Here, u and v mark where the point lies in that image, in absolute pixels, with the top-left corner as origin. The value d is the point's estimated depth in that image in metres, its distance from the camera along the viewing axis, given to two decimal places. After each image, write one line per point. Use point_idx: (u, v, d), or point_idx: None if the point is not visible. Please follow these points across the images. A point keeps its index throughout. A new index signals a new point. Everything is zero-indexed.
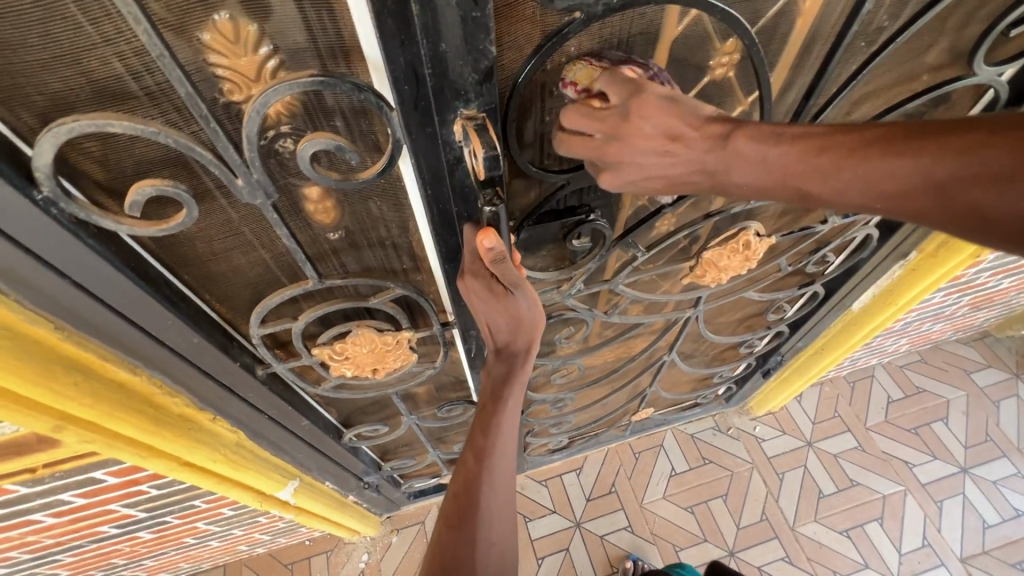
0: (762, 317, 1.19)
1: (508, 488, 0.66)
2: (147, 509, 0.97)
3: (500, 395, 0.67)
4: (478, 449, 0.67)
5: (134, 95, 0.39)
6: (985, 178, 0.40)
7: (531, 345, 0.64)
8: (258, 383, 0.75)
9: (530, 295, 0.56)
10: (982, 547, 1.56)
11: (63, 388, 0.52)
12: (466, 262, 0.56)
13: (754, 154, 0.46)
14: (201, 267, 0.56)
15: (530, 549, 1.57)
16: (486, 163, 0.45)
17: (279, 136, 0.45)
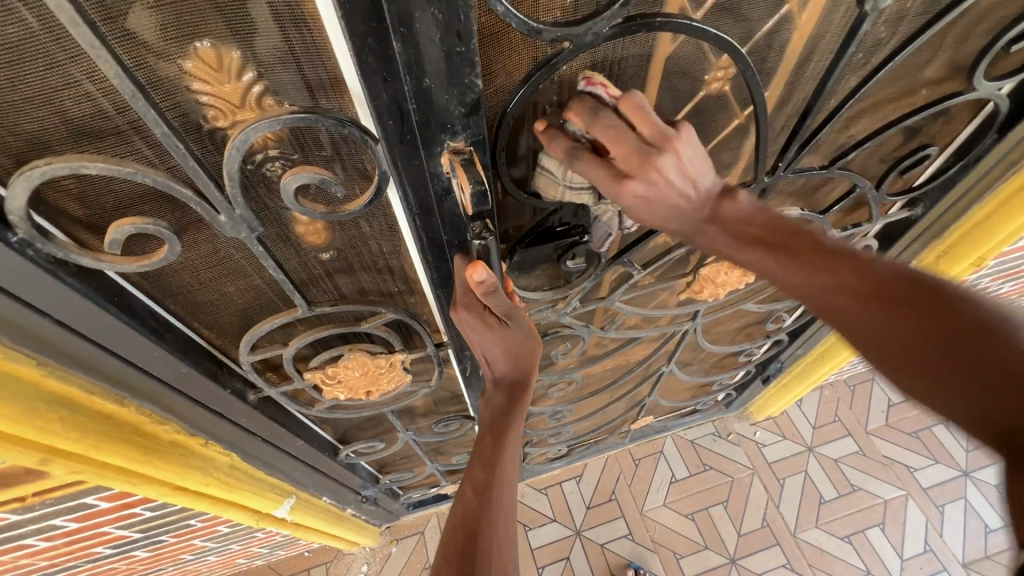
0: (761, 326, 1.18)
1: (510, 522, 0.65)
2: (142, 529, 0.96)
3: (500, 428, 0.68)
4: (478, 481, 0.66)
5: (125, 131, 0.38)
6: (900, 306, 0.44)
7: (529, 373, 0.65)
8: (250, 407, 0.74)
9: (524, 322, 0.58)
10: (985, 552, 1.55)
11: (47, 422, 0.51)
12: (457, 293, 0.55)
13: (738, 215, 0.51)
14: (187, 297, 0.55)
15: (530, 558, 1.57)
16: (474, 198, 0.44)
17: (266, 159, 0.43)
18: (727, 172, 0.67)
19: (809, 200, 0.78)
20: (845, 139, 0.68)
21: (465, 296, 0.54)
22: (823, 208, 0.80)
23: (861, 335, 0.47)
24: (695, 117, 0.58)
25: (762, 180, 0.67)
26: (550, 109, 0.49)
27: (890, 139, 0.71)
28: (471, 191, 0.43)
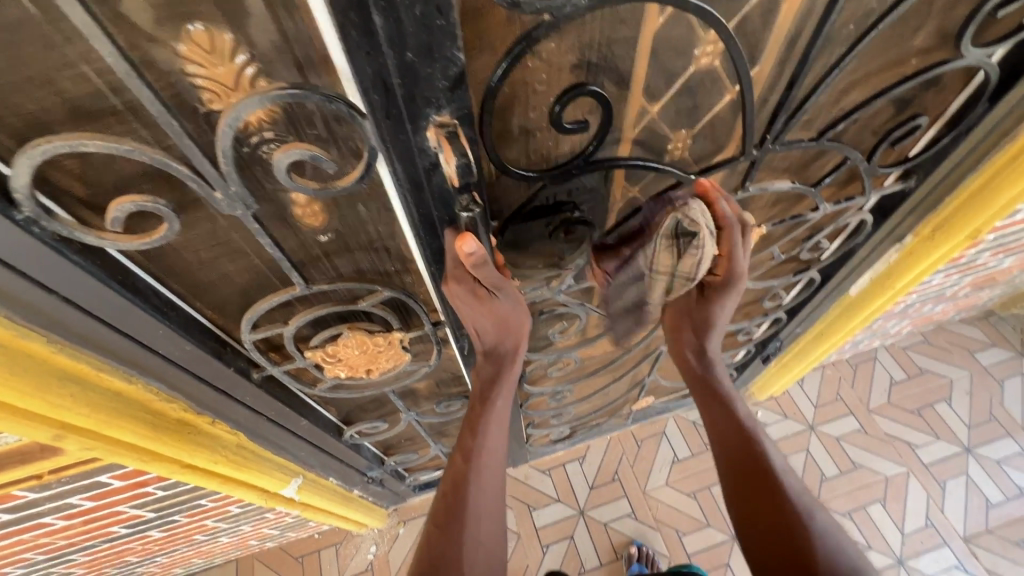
0: (759, 304, 1.19)
1: (497, 487, 0.70)
2: (155, 509, 0.99)
3: (488, 396, 0.72)
4: (466, 448, 0.70)
5: (121, 111, 0.39)
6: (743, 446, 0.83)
7: (518, 343, 0.71)
8: (254, 386, 0.76)
9: (513, 296, 0.63)
10: (985, 526, 1.56)
11: (60, 398, 0.53)
12: (448, 267, 0.58)
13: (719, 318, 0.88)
14: (190, 276, 0.57)
15: (534, 537, 1.60)
16: (459, 170, 0.47)
17: (262, 137, 0.44)
18: (718, 148, 0.67)
19: (802, 174, 0.78)
20: (835, 112, 0.68)
21: (455, 269, 0.57)
22: (815, 181, 0.80)
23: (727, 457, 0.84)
24: (683, 94, 0.58)
25: (750, 153, 0.68)
26: (541, 86, 0.50)
27: (881, 111, 0.71)
28: (456, 164, 0.47)
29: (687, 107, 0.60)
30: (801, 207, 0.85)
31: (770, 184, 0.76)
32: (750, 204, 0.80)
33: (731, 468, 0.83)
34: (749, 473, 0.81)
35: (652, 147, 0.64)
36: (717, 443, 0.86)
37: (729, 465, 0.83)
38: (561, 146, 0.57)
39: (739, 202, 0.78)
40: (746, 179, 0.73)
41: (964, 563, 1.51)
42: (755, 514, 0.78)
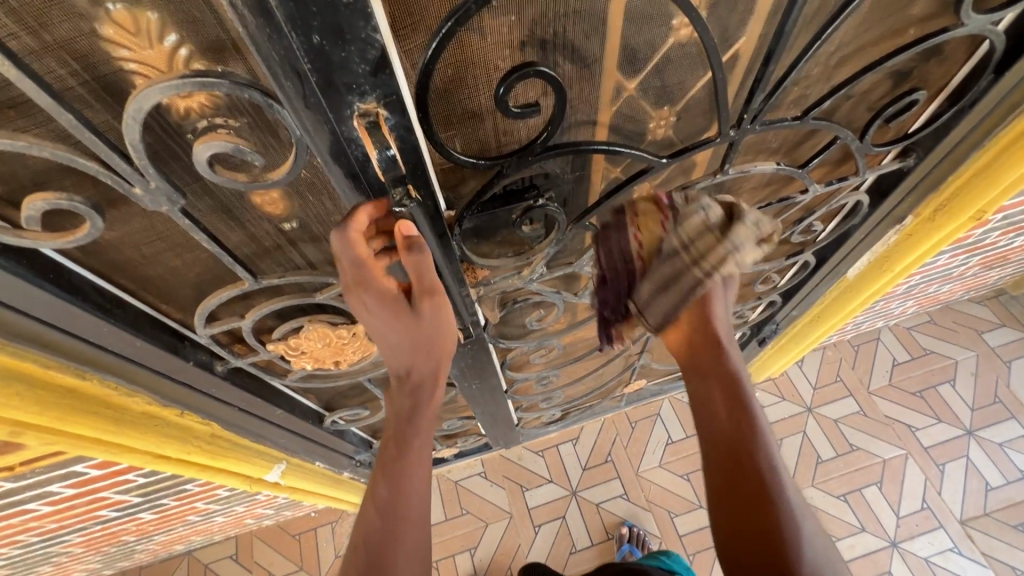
0: (751, 287, 1.15)
1: (421, 537, 0.63)
2: (141, 494, 1.00)
3: (404, 434, 0.65)
4: (382, 498, 0.63)
5: (24, 102, 0.36)
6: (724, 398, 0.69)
7: (437, 368, 0.67)
8: (219, 378, 0.75)
9: (438, 308, 0.61)
10: (983, 509, 1.53)
11: (8, 398, 0.51)
12: (352, 278, 0.56)
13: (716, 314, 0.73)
14: (134, 272, 0.55)
15: (527, 517, 1.62)
16: (382, 163, 0.45)
17: (216, 119, 0.42)
18: (694, 128, 0.62)
19: (790, 155, 0.73)
20: (823, 87, 0.63)
21: (361, 278, 0.56)
22: (804, 162, 0.75)
23: (708, 408, 0.70)
24: (651, 74, 0.54)
25: (727, 135, 0.61)
26: (502, 62, 0.46)
27: (874, 86, 0.66)
28: (379, 157, 0.45)
29: (659, 85, 0.55)
30: (790, 188, 0.81)
31: (752, 167, 0.70)
32: (735, 186, 0.75)
33: (728, 484, 0.65)
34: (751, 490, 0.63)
35: (621, 128, 0.59)
36: (710, 450, 0.69)
37: (726, 479, 0.66)
38: (518, 128, 0.53)
39: (721, 185, 0.73)
40: (726, 162, 0.67)
41: (959, 546, 1.50)
42: (745, 518, 0.63)
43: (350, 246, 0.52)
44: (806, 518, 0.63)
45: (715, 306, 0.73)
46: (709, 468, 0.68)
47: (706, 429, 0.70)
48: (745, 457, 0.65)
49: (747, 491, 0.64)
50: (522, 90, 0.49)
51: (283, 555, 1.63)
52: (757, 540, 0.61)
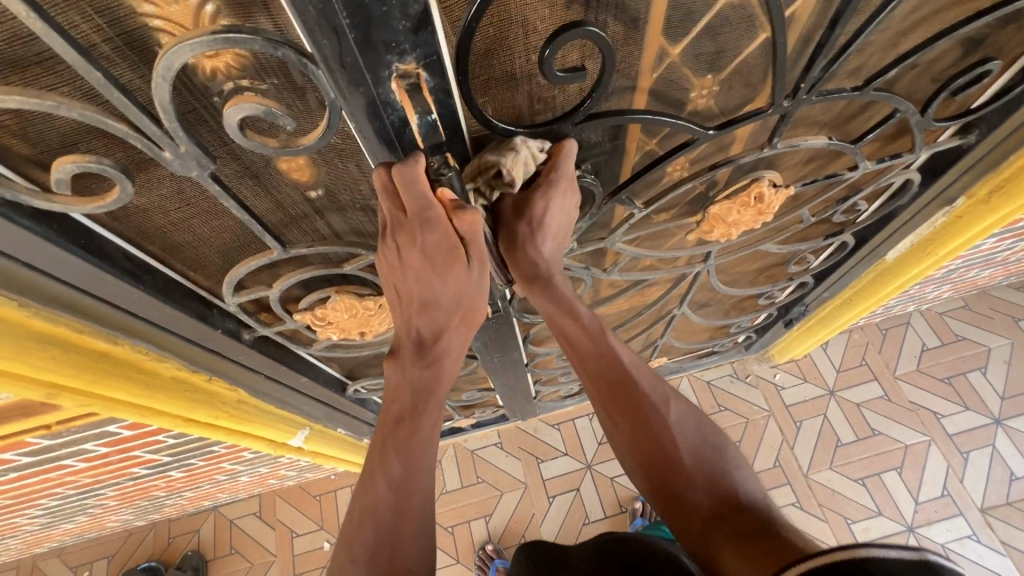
0: (783, 267, 1.11)
1: (428, 515, 0.61)
2: (170, 453, 1.03)
3: (419, 409, 0.62)
4: (393, 474, 0.60)
5: (49, 58, 0.35)
6: (591, 348, 0.71)
7: (463, 340, 0.64)
8: (246, 346, 0.76)
9: (483, 273, 0.58)
10: (1006, 499, 1.50)
11: (47, 363, 0.51)
12: (416, 213, 0.48)
13: (555, 233, 0.62)
14: (164, 238, 0.54)
15: (541, 487, 1.64)
16: (422, 129, 0.44)
17: (243, 82, 0.40)
18: (744, 98, 0.58)
19: (842, 129, 0.68)
20: (889, 55, 0.58)
21: (425, 215, 0.48)
22: (856, 137, 0.70)
23: (587, 365, 0.72)
24: (704, 38, 0.50)
25: (780, 106, 0.58)
26: (543, 24, 0.43)
27: (944, 54, 0.61)
28: (419, 123, 0.44)
29: (710, 50, 0.51)
30: (837, 164, 0.76)
31: (805, 141, 0.65)
32: (779, 161, 0.71)
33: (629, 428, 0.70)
34: (642, 428, 0.69)
35: (666, 98, 0.56)
36: (604, 400, 0.72)
37: (626, 424, 0.70)
38: (557, 94, 0.50)
39: (765, 160, 0.69)
40: (775, 136, 0.63)
41: (978, 534, 1.47)
42: (646, 458, 0.68)
43: (418, 187, 0.45)
44: (684, 419, 0.70)
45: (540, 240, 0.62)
46: (608, 415, 0.72)
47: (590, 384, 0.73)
48: (630, 398, 0.70)
49: (641, 430, 0.69)
50: (563, 54, 0.46)
51: (303, 514, 1.68)
52: (650, 460, 0.68)
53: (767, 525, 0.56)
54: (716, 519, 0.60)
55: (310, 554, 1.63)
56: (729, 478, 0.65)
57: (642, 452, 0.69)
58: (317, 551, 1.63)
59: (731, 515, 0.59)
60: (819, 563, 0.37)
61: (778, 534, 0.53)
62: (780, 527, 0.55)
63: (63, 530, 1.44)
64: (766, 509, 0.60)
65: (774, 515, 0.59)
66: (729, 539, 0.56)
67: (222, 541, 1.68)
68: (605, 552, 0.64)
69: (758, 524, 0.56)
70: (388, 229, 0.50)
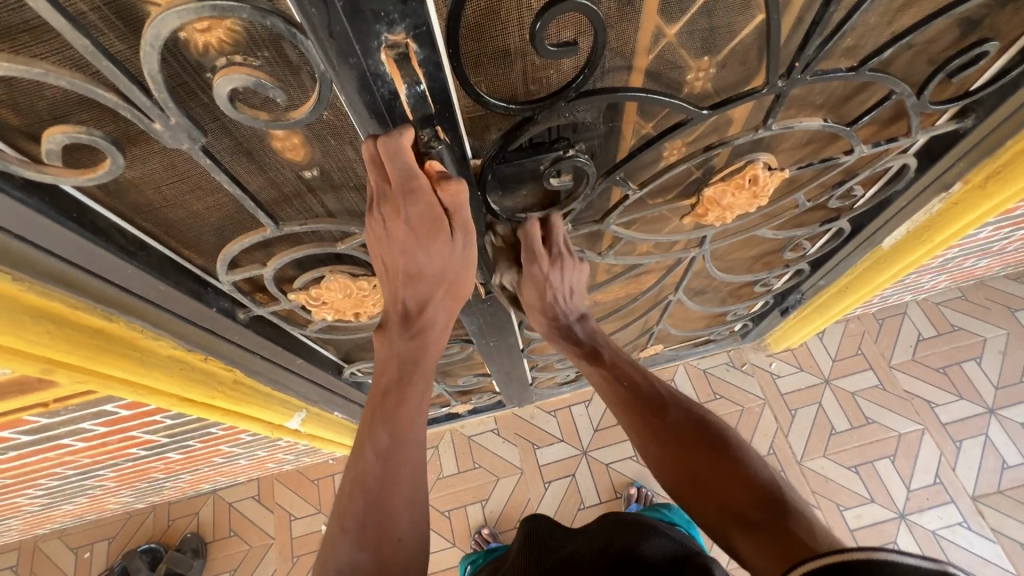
0: (779, 254, 1.12)
1: (416, 485, 0.61)
2: (168, 434, 1.04)
3: (406, 379, 0.62)
4: (381, 444, 0.60)
5: (38, 26, 0.35)
6: (607, 366, 0.83)
7: (450, 312, 0.64)
8: (241, 325, 0.76)
9: (468, 245, 0.58)
10: (997, 487, 1.51)
11: (45, 337, 0.51)
12: (400, 183, 0.48)
13: (563, 287, 0.82)
14: (157, 214, 0.54)
15: (537, 473, 1.65)
16: (411, 101, 0.44)
17: (234, 56, 0.40)
18: (739, 77, 0.58)
19: (838, 111, 0.68)
20: (886, 34, 0.58)
21: (409, 185, 0.48)
22: (852, 120, 0.70)
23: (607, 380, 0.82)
24: (699, 14, 0.49)
25: (774, 86, 0.57)
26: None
27: (941, 34, 0.60)
28: (408, 93, 0.43)
29: (705, 27, 0.51)
30: (834, 148, 0.76)
31: (799, 122, 0.65)
32: (775, 143, 0.70)
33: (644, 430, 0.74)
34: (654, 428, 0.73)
35: (660, 75, 0.55)
36: (621, 408, 0.79)
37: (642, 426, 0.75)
38: (551, 71, 0.50)
39: (761, 142, 0.69)
40: (770, 117, 0.63)
41: (969, 521, 1.48)
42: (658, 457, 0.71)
43: (403, 157, 0.46)
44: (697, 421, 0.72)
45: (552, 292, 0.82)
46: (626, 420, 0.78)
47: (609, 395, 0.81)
48: (644, 406, 0.76)
49: (654, 430, 0.73)
50: (557, 28, 0.46)
51: (302, 498, 1.70)
52: (663, 456, 0.70)
53: (777, 513, 0.56)
54: (730, 511, 0.60)
55: (307, 537, 1.65)
56: (744, 463, 0.64)
57: (655, 451, 0.71)
58: (315, 534, 1.65)
59: (742, 508, 0.59)
60: (830, 560, 0.39)
61: (784, 526, 0.54)
62: (793, 516, 0.55)
63: (63, 511, 1.46)
64: (781, 492, 0.59)
65: (789, 501, 0.58)
66: (742, 529, 0.57)
67: (221, 524, 1.69)
68: (603, 533, 0.63)
69: (769, 514, 0.56)
70: (373, 201, 0.50)
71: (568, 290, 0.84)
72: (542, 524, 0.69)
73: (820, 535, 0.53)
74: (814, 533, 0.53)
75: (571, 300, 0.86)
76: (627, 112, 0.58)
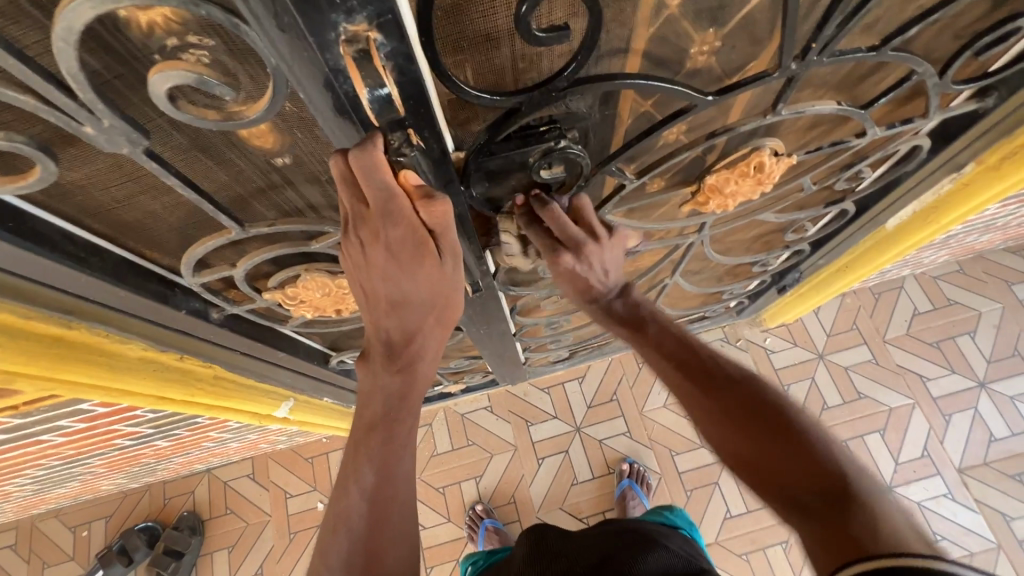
0: (780, 235, 1.08)
1: (407, 523, 0.58)
2: (152, 426, 1.02)
3: (393, 416, 0.59)
4: (368, 485, 0.57)
5: None
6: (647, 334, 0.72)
7: (438, 340, 0.60)
8: (217, 325, 0.72)
9: (457, 268, 0.53)
10: (983, 459, 1.54)
11: (10, 351, 0.48)
12: (376, 202, 0.43)
13: (604, 273, 0.76)
14: (111, 216, 0.50)
15: (531, 449, 1.66)
16: (375, 106, 0.39)
17: (188, 38, 0.34)
18: (749, 57, 0.52)
19: (852, 93, 0.63)
20: (912, 8, 0.52)
21: (386, 206, 0.44)
22: (866, 102, 0.65)
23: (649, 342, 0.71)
24: None
25: (787, 69, 0.52)
26: None
27: (971, 8, 0.55)
28: (369, 98, 0.38)
29: (712, 4, 0.45)
30: (845, 131, 0.71)
31: (810, 106, 0.60)
32: (782, 127, 0.65)
33: (688, 388, 0.63)
34: (698, 384, 0.62)
35: (661, 58, 0.50)
36: (663, 365, 0.67)
37: (685, 384, 0.64)
38: (542, 54, 0.44)
39: (769, 126, 0.64)
40: (781, 100, 0.57)
41: (953, 492, 1.51)
42: (704, 416, 0.60)
43: (378, 174, 0.41)
44: (751, 380, 0.61)
45: (591, 279, 0.74)
46: (665, 377, 0.67)
47: (650, 354, 0.70)
48: (692, 363, 0.65)
49: (698, 388, 0.62)
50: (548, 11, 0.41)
51: (296, 476, 1.71)
52: (709, 415, 0.59)
53: (840, 497, 0.46)
54: (785, 488, 0.50)
55: (304, 514, 1.67)
56: (808, 435, 0.53)
57: (699, 411, 0.61)
58: (311, 511, 1.67)
59: (799, 482, 0.49)
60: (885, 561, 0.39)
61: (849, 512, 0.44)
62: (857, 506, 0.45)
63: (56, 494, 1.46)
64: (847, 474, 0.48)
65: (854, 484, 0.47)
66: (801, 507, 0.47)
67: (217, 502, 1.71)
68: (599, 546, 0.63)
69: (827, 494, 0.47)
70: (350, 223, 0.46)
71: (603, 275, 0.75)
72: (541, 531, 0.68)
73: (886, 529, 0.42)
74: (881, 526, 0.43)
75: (611, 275, 0.76)
76: (624, 96, 0.53)
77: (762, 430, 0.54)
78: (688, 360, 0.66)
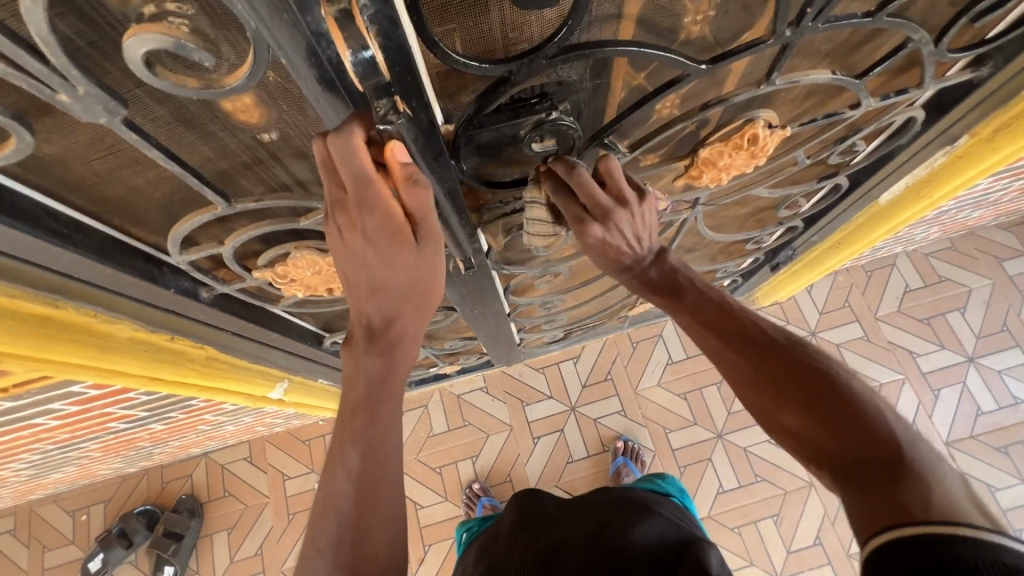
0: (773, 212, 1.08)
1: (395, 501, 0.58)
2: (146, 409, 1.01)
3: (375, 399, 0.58)
4: (352, 466, 0.56)
5: None
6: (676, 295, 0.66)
7: (421, 326, 0.59)
8: (206, 305, 0.72)
9: (438, 253, 0.53)
10: (970, 432, 1.57)
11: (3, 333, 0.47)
12: (352, 188, 0.45)
13: (640, 237, 0.67)
14: (93, 191, 0.48)
15: (526, 429, 1.68)
16: (358, 68, 0.38)
17: (166, 6, 0.33)
18: (744, 23, 0.51)
19: (846, 62, 0.62)
20: None
21: (361, 191, 0.45)
22: (861, 71, 0.64)
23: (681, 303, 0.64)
24: None
25: (782, 36, 0.51)
26: None
27: None
28: (352, 60, 0.37)
29: None
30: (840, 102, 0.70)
31: (804, 76, 0.59)
32: (776, 98, 0.65)
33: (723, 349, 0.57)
34: (736, 343, 0.56)
35: (654, 25, 0.49)
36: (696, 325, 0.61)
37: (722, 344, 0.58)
38: (533, 21, 0.43)
39: (763, 98, 0.63)
40: (775, 70, 0.57)
41: None
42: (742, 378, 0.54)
43: (355, 160, 0.43)
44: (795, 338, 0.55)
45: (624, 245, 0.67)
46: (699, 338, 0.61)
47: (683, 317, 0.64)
48: (729, 323, 0.59)
49: (738, 347, 0.56)
50: None
51: (293, 458, 1.72)
52: (749, 376, 0.54)
53: (897, 464, 0.40)
54: (833, 456, 0.44)
55: (302, 495, 1.68)
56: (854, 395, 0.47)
57: (737, 372, 0.55)
58: (309, 493, 1.68)
59: (853, 447, 0.43)
60: (917, 529, 0.36)
61: (906, 481, 0.39)
62: (915, 476, 0.39)
63: (53, 479, 1.46)
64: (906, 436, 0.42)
65: (922, 462, 0.41)
66: (853, 476, 0.42)
67: (215, 485, 1.72)
68: (596, 515, 0.63)
69: (882, 465, 0.41)
70: (329, 210, 0.48)
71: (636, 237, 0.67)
72: (538, 505, 0.69)
73: (946, 502, 0.37)
74: (934, 499, 0.37)
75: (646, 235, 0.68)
76: (618, 65, 0.51)
77: (806, 391, 0.49)
78: (724, 318, 0.60)
